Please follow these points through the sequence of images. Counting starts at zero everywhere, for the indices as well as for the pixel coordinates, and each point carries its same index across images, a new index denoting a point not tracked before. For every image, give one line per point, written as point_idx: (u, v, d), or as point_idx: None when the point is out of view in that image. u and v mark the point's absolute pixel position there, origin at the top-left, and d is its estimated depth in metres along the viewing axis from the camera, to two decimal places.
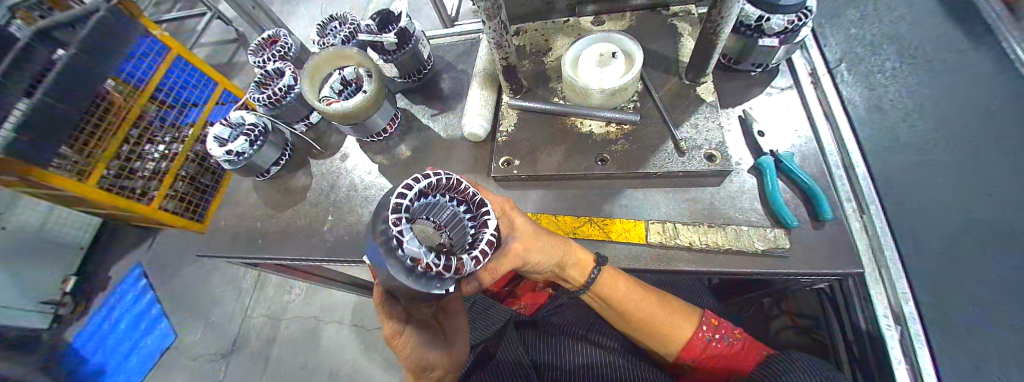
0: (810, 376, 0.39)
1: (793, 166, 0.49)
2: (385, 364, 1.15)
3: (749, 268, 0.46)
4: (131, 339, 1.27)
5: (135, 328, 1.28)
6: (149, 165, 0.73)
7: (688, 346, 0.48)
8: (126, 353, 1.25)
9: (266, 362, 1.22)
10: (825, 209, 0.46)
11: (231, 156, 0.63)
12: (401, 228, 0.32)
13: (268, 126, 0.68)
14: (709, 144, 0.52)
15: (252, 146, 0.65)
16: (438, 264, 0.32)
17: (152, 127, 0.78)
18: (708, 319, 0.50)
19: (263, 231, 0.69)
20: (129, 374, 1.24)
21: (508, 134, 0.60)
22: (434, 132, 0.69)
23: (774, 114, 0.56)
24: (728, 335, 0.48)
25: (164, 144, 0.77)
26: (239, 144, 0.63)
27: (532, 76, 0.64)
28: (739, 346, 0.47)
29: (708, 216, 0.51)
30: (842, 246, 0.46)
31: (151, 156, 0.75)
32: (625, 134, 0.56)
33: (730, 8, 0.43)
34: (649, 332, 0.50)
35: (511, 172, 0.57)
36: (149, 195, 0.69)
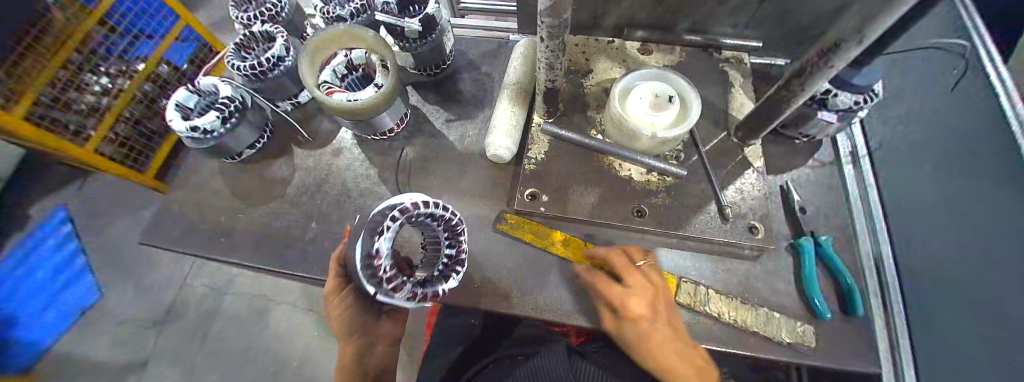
0: None
1: (833, 253, 0.48)
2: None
3: (772, 357, 0.43)
4: (47, 292, 1.05)
5: (52, 281, 1.06)
6: (88, 98, 0.79)
7: None
8: (42, 305, 1.04)
9: (203, 340, 1.05)
10: (858, 306, 0.45)
11: (198, 133, 0.54)
12: (390, 226, 0.37)
13: (246, 100, 0.60)
14: (753, 214, 0.49)
15: (225, 124, 0.57)
16: (387, 272, 0.37)
17: (96, 56, 0.81)
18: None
19: (228, 229, 0.60)
20: (42, 329, 1.03)
21: (536, 162, 0.53)
22: (450, 141, 0.60)
23: (818, 190, 0.54)
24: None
25: (107, 76, 0.82)
26: (210, 121, 0.55)
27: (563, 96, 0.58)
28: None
29: (744, 291, 0.48)
30: (870, 346, 0.44)
31: (91, 89, 0.80)
32: (666, 187, 0.51)
33: (814, 86, 0.38)
34: None
35: (538, 210, 0.51)
36: (83, 134, 0.77)
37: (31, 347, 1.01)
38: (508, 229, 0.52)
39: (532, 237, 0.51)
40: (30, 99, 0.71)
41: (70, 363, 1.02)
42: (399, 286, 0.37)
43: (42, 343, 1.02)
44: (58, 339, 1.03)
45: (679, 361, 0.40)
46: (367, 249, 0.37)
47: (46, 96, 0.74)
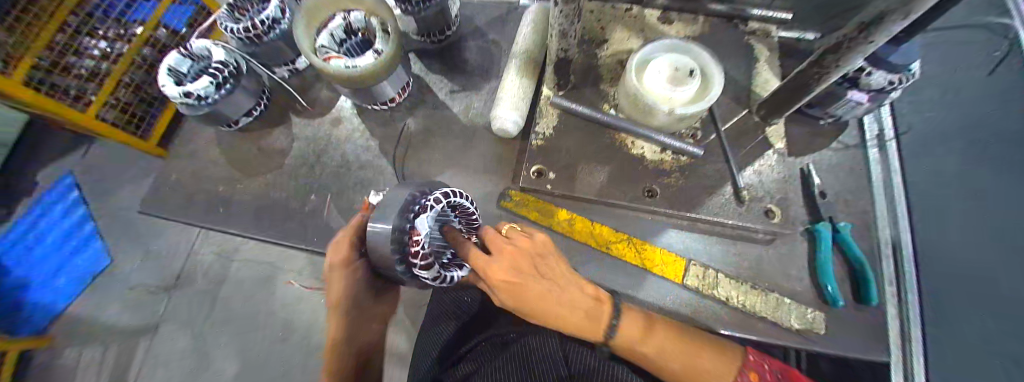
0: None
1: (850, 239, 0.46)
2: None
3: (779, 341, 0.43)
4: (59, 256, 1.06)
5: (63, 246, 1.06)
6: (87, 63, 0.67)
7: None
8: (54, 269, 1.04)
9: (213, 304, 1.04)
10: (873, 295, 0.43)
11: (191, 100, 0.51)
12: (431, 206, 0.36)
13: (241, 66, 0.56)
14: (770, 198, 0.47)
15: (218, 90, 0.53)
16: (422, 253, 0.36)
17: (93, 18, 0.68)
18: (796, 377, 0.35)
19: (227, 199, 0.59)
20: (56, 293, 1.04)
21: (544, 137, 0.51)
22: (453, 113, 0.57)
23: (839, 175, 0.51)
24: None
25: (104, 41, 0.68)
26: (204, 87, 0.51)
27: (575, 67, 0.54)
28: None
29: (754, 276, 0.46)
30: (880, 335, 0.43)
31: (91, 53, 0.67)
32: (681, 167, 0.48)
33: (850, 63, 0.34)
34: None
35: (544, 187, 0.49)
36: (84, 100, 0.64)
37: (46, 310, 1.03)
38: (513, 207, 0.50)
39: (537, 216, 0.50)
40: (28, 63, 0.61)
41: (84, 326, 1.04)
42: (428, 266, 0.37)
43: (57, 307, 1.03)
44: (73, 303, 1.05)
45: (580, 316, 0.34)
46: (407, 224, 0.35)
47: (45, 61, 0.63)
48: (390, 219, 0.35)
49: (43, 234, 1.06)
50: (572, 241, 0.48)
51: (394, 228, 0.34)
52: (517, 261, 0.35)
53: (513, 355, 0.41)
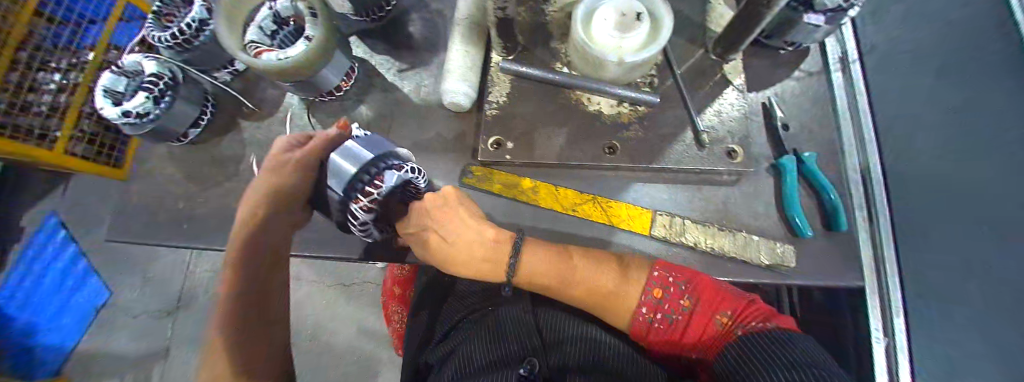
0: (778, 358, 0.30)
1: (815, 168, 0.45)
2: (357, 314, 1.19)
3: (749, 279, 0.43)
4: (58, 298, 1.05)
5: (61, 286, 1.06)
6: (46, 98, 0.73)
7: (693, 325, 0.38)
8: (55, 311, 1.04)
9: None
10: (841, 220, 0.43)
11: (131, 118, 0.50)
12: (406, 170, 0.42)
13: (179, 76, 0.54)
14: (732, 137, 0.46)
15: (158, 105, 0.51)
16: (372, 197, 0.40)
17: (41, 50, 0.73)
18: (699, 291, 0.39)
19: (189, 214, 0.58)
20: (64, 332, 1.05)
21: (497, 106, 0.49)
22: (404, 94, 0.55)
23: (802, 104, 0.50)
24: (751, 321, 0.36)
25: (59, 72, 0.75)
26: (141, 103, 0.49)
27: (500, 27, 0.51)
28: (747, 313, 0.37)
29: (721, 218, 0.46)
30: (849, 259, 0.44)
31: (48, 88, 0.73)
32: (639, 118, 0.47)
33: None
34: (602, 306, 0.42)
35: (503, 157, 0.47)
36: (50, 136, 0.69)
37: (57, 351, 1.04)
38: (475, 182, 0.49)
39: (501, 188, 0.49)
40: None
41: (98, 360, 1.06)
42: (370, 210, 0.40)
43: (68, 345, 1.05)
44: (83, 339, 1.07)
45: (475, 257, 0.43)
46: (378, 166, 0.40)
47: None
48: (368, 155, 0.40)
49: (38, 276, 1.04)
50: (538, 208, 0.48)
51: (365, 161, 0.40)
52: (421, 219, 0.43)
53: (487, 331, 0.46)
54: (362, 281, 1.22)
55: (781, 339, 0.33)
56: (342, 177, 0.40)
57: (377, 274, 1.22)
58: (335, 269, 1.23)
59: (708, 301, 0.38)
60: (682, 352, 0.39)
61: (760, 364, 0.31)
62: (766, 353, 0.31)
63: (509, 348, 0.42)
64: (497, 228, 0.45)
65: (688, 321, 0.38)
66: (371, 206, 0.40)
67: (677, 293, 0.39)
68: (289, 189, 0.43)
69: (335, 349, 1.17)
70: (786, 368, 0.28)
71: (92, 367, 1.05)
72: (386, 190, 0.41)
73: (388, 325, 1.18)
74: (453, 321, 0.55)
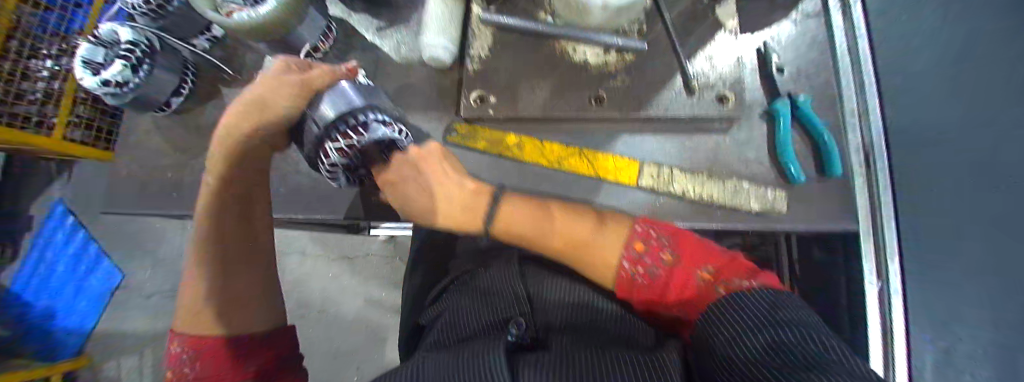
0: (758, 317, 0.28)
1: (809, 111, 0.43)
2: (363, 285, 1.22)
3: (738, 226, 0.42)
4: (74, 281, 1.10)
5: (76, 270, 1.10)
6: (39, 85, 0.63)
7: (674, 282, 0.36)
8: (74, 294, 1.09)
9: None
10: (835, 164, 0.42)
11: (111, 88, 0.49)
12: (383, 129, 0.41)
13: (156, 44, 0.52)
14: (723, 83, 0.44)
15: (137, 74, 0.50)
16: (342, 146, 0.40)
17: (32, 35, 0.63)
18: (680, 247, 0.38)
19: (180, 183, 0.58)
20: (80, 316, 1.10)
21: (480, 59, 0.47)
22: (385, 53, 0.53)
23: (798, 47, 0.48)
24: (735, 278, 0.34)
25: (51, 59, 0.65)
26: (119, 72, 0.48)
27: None
28: (728, 270, 0.35)
29: (711, 166, 0.45)
30: (842, 204, 0.43)
31: (40, 74, 0.63)
32: (626, 66, 0.45)
33: None
34: (581, 255, 0.41)
35: (487, 112, 0.46)
36: (47, 124, 0.62)
37: (78, 332, 1.10)
38: (460, 140, 0.49)
39: (486, 145, 0.48)
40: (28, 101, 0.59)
41: (117, 339, 1.10)
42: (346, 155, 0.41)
43: (86, 326, 1.10)
44: (99, 320, 1.11)
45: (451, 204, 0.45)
46: (363, 114, 0.39)
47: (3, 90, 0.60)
48: (356, 102, 0.39)
49: (53, 262, 1.09)
50: (524, 164, 0.47)
51: (351, 106, 0.38)
52: (401, 169, 0.46)
53: (472, 291, 0.44)
54: (365, 253, 1.23)
55: (764, 299, 0.30)
56: (323, 117, 0.39)
57: (378, 248, 1.23)
58: (337, 244, 1.25)
59: (690, 255, 0.37)
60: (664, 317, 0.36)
61: (736, 322, 0.29)
62: (748, 311, 0.29)
63: (496, 308, 0.39)
64: (478, 182, 0.45)
65: (670, 276, 0.36)
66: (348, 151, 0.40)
67: (657, 247, 0.38)
68: (267, 110, 0.45)
69: (344, 320, 1.20)
70: (767, 326, 0.27)
71: (110, 344, 1.10)
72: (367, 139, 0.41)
73: (394, 295, 1.20)
74: (446, 283, 0.56)
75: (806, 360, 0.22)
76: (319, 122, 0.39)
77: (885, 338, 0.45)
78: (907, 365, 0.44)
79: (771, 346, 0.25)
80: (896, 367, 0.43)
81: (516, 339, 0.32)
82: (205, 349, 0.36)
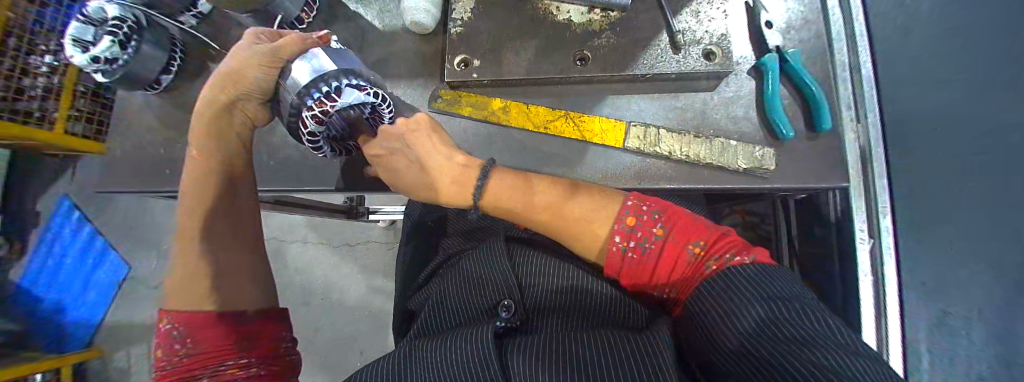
0: (752, 293, 0.28)
1: (798, 65, 0.42)
2: (363, 272, 1.23)
3: (725, 184, 0.42)
4: (82, 274, 1.11)
5: (83, 263, 1.12)
6: (40, 81, 0.62)
7: (665, 259, 0.35)
8: (83, 285, 1.11)
9: None
10: (824, 118, 0.41)
11: (100, 64, 0.47)
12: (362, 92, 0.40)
13: (142, 20, 0.49)
14: (710, 38, 0.43)
15: (125, 51, 0.48)
16: (317, 115, 0.39)
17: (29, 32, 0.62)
18: (672, 220, 0.36)
19: (172, 160, 0.58)
20: (90, 307, 1.12)
21: (463, 23, 0.46)
22: (368, 22, 0.52)
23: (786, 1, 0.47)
24: (725, 252, 0.33)
25: (50, 53, 0.62)
26: (106, 49, 0.46)
27: None
28: (719, 244, 0.34)
29: (697, 125, 0.44)
30: (832, 160, 0.42)
31: (40, 70, 0.62)
32: (611, 24, 0.44)
33: None
34: (572, 231, 0.40)
35: (470, 76, 0.45)
36: (47, 118, 0.60)
37: (87, 324, 1.11)
38: (445, 106, 0.48)
39: (471, 110, 0.47)
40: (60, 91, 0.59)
41: (123, 328, 1.12)
42: (320, 125, 0.40)
43: (96, 318, 1.12)
44: (109, 312, 1.12)
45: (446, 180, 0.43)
46: (337, 79, 0.38)
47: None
48: (328, 68, 0.38)
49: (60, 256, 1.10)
50: (509, 128, 0.47)
51: (322, 72, 0.38)
52: (389, 141, 0.42)
53: (457, 274, 0.47)
54: (364, 239, 1.25)
55: (753, 268, 0.31)
56: (295, 84, 0.39)
57: (378, 234, 1.24)
58: (337, 231, 1.26)
59: (683, 231, 0.35)
60: (652, 288, 0.37)
61: (728, 292, 0.29)
62: (742, 282, 0.29)
63: (485, 292, 0.42)
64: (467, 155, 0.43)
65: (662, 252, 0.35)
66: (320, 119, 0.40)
67: (649, 221, 0.36)
68: (241, 84, 0.40)
69: (345, 306, 1.21)
70: (763, 299, 0.27)
71: (119, 332, 1.12)
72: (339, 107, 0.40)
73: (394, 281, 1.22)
74: (435, 266, 0.57)
75: (799, 339, 0.23)
76: (291, 92, 0.39)
77: (877, 291, 0.43)
78: (900, 320, 0.42)
79: (763, 320, 0.26)
80: (888, 321, 0.42)
81: (505, 324, 0.37)
82: (196, 325, 0.31)
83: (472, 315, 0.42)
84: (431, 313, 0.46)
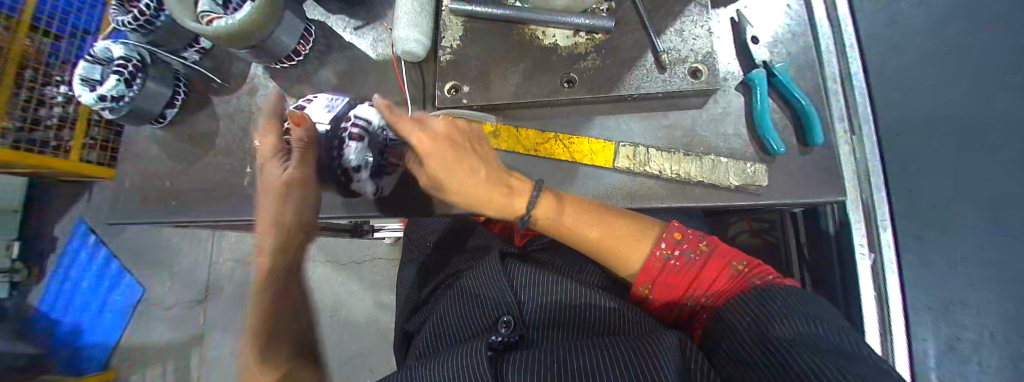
0: (793, 309, 0.30)
1: (787, 79, 0.42)
2: (370, 289, 1.24)
3: (719, 203, 0.42)
4: (98, 298, 1.14)
5: (99, 287, 1.15)
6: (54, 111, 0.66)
7: (710, 268, 0.37)
8: (98, 309, 1.13)
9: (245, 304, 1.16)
10: (816, 132, 0.41)
11: (108, 103, 0.49)
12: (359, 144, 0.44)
13: (147, 59, 0.52)
14: (695, 56, 0.43)
15: (132, 88, 0.50)
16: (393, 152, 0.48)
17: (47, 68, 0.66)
18: (715, 241, 0.39)
19: (176, 191, 0.60)
20: (105, 330, 1.12)
21: (452, 50, 0.47)
22: (362, 52, 0.54)
23: (770, 15, 0.47)
24: (766, 274, 0.36)
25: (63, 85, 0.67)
26: (113, 87, 0.48)
27: None
28: (759, 267, 0.37)
29: (687, 143, 0.44)
30: (827, 175, 0.42)
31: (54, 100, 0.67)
32: (597, 46, 0.45)
33: None
34: (619, 246, 0.40)
35: (460, 103, 0.46)
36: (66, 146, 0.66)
37: (103, 346, 1.12)
38: None
39: None
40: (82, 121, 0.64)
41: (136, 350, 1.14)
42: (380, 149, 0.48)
43: (110, 340, 1.12)
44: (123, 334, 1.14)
45: (480, 184, 0.39)
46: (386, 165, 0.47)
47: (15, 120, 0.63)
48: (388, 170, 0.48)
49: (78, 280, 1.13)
50: (499, 152, 0.47)
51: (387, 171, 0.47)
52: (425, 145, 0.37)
53: (454, 290, 0.47)
54: (370, 257, 1.26)
55: (787, 289, 0.33)
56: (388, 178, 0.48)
57: (384, 250, 1.26)
58: (342, 248, 1.27)
59: (731, 252, 0.38)
60: (688, 300, 0.38)
61: (767, 306, 0.31)
62: (780, 300, 0.31)
63: (483, 309, 0.42)
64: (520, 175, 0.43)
65: (710, 264, 0.37)
66: (360, 137, 0.44)
67: (695, 237, 0.39)
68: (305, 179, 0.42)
69: (354, 322, 1.22)
70: (802, 317, 0.29)
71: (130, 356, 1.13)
72: (364, 158, 0.45)
73: None
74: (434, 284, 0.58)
75: (855, 355, 0.25)
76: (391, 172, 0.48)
77: (880, 307, 0.42)
78: (905, 336, 0.41)
79: (801, 332, 0.28)
80: (893, 339, 0.41)
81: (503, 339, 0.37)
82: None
83: (470, 332, 0.41)
84: (429, 329, 0.45)
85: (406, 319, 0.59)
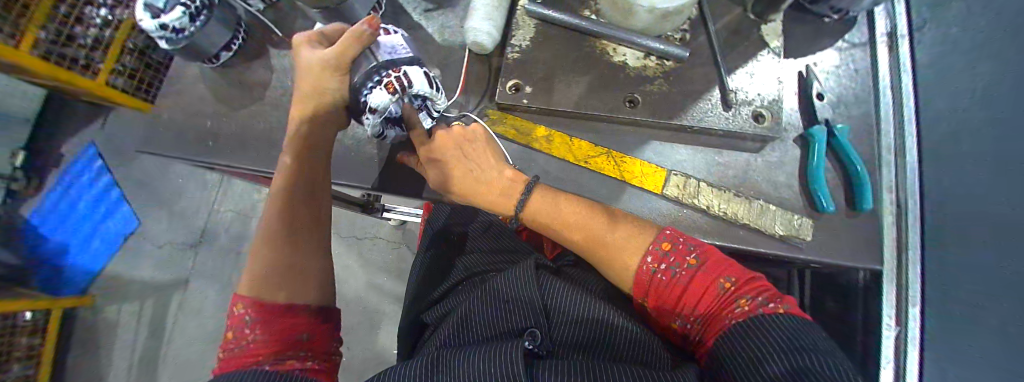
0: (778, 341, 0.27)
1: (846, 142, 0.43)
2: (367, 267, 1.23)
3: (761, 248, 0.41)
4: (90, 223, 1.11)
5: (93, 212, 1.11)
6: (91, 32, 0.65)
7: (694, 287, 0.34)
8: (88, 234, 1.12)
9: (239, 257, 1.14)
10: (867, 198, 0.41)
11: (168, 33, 0.48)
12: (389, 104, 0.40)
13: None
14: (760, 101, 0.43)
15: (194, 22, 0.49)
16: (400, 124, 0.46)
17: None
18: (707, 253, 0.35)
19: (215, 133, 0.60)
20: (93, 256, 1.13)
21: (521, 49, 0.48)
22: (428, 33, 0.54)
23: (836, 76, 0.48)
24: (759, 295, 0.32)
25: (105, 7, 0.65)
26: (176, 18, 0.47)
27: None
28: (750, 285, 0.33)
29: (737, 183, 0.45)
30: (870, 241, 0.42)
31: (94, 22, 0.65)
32: (665, 72, 0.45)
33: None
34: (601, 255, 0.39)
35: (520, 102, 0.46)
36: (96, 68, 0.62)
37: (84, 271, 1.13)
38: (490, 126, 0.49)
39: (515, 134, 0.48)
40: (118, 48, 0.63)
41: (127, 280, 1.14)
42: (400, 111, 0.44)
43: (94, 267, 1.13)
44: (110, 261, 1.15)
45: (482, 186, 0.43)
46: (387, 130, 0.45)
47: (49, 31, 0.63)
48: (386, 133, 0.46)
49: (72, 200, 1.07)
50: (548, 156, 0.47)
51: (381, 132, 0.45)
52: (445, 151, 0.44)
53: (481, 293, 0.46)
54: (373, 236, 1.26)
55: (781, 317, 0.29)
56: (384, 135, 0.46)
57: (388, 232, 1.26)
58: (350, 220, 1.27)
59: (723, 268, 0.34)
60: (676, 317, 0.35)
61: (757, 337, 0.28)
62: (773, 331, 0.28)
63: (512, 315, 0.41)
64: (515, 171, 0.45)
65: (694, 280, 0.34)
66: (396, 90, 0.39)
67: (685, 248, 0.36)
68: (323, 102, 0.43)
69: (345, 296, 1.21)
70: (789, 349, 0.26)
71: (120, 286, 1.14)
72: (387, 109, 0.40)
73: (396, 281, 1.22)
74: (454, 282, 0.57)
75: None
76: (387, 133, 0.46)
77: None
78: None
79: (790, 370, 0.24)
80: None
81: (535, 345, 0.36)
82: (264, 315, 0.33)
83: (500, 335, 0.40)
84: (451, 329, 0.44)
85: (421, 309, 0.58)
